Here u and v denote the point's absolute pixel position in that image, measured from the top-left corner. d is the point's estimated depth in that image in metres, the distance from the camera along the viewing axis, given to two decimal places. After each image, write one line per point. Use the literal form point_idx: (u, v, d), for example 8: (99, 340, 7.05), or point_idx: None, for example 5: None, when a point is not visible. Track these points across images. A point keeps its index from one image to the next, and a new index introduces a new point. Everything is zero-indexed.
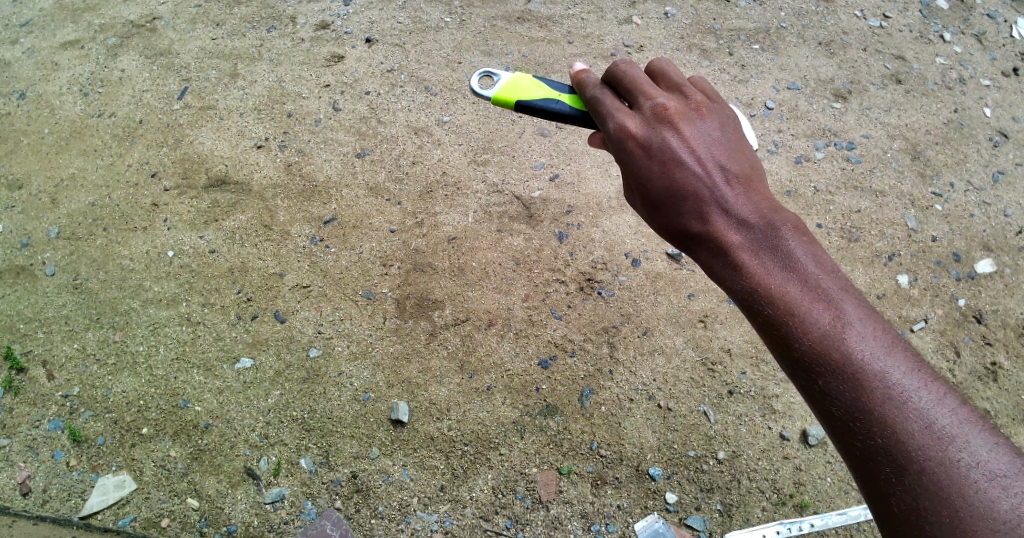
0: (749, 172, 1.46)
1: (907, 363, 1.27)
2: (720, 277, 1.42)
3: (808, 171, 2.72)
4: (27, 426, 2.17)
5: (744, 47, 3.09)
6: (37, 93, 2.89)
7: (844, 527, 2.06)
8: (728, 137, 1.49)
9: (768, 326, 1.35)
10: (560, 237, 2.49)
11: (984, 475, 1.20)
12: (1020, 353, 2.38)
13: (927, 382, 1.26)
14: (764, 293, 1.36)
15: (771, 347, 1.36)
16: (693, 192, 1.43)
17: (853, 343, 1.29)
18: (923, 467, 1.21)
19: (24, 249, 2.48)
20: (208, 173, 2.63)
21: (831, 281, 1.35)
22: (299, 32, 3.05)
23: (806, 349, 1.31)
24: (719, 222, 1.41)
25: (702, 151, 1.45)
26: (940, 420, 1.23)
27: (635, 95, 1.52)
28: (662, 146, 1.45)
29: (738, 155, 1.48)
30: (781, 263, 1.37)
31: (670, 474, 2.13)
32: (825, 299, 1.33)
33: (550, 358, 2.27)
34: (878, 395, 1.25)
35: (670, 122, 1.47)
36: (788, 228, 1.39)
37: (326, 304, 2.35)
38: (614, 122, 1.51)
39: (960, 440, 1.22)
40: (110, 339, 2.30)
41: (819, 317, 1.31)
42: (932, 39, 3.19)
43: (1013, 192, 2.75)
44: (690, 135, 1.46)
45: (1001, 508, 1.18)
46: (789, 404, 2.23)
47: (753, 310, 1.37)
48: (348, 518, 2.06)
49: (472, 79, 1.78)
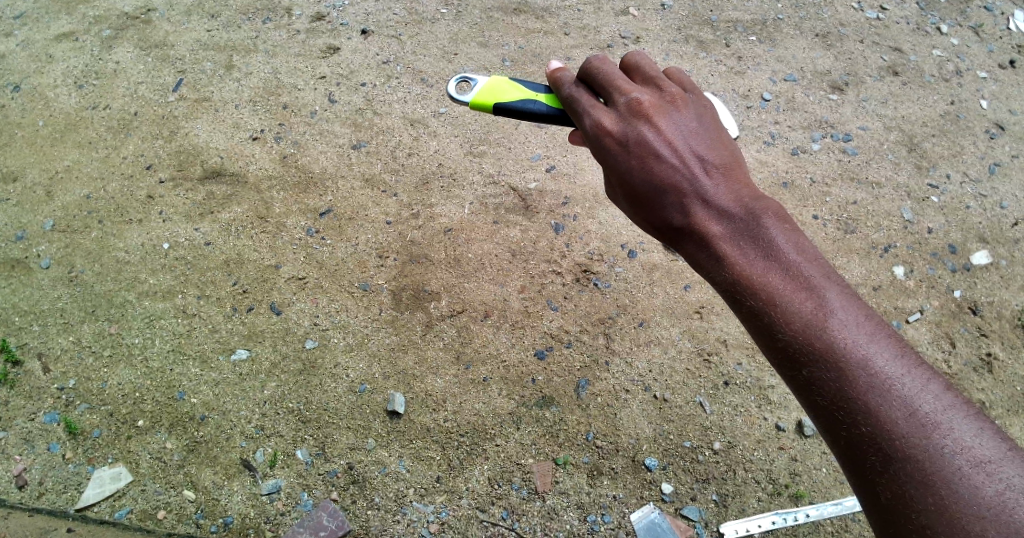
0: (730, 162, 1.45)
1: (890, 350, 1.27)
2: (704, 269, 1.42)
3: (804, 162, 2.72)
4: (23, 419, 2.16)
5: (741, 39, 3.09)
6: (31, 86, 2.88)
7: (839, 517, 2.07)
8: (706, 127, 1.48)
9: (751, 317, 1.35)
10: (556, 229, 2.49)
11: (969, 461, 1.20)
12: (1016, 345, 2.38)
13: (910, 369, 1.26)
14: (746, 283, 1.35)
15: (755, 338, 1.36)
16: (674, 185, 1.42)
17: (835, 332, 1.28)
18: (908, 455, 1.21)
19: (19, 242, 2.46)
20: (204, 165, 2.62)
21: (813, 268, 1.34)
22: (295, 23, 3.05)
23: (789, 337, 1.30)
24: (700, 213, 1.41)
25: (679, 142, 1.44)
26: (923, 406, 1.23)
27: (611, 92, 1.52)
28: (639, 140, 1.45)
29: (717, 145, 1.47)
30: (762, 252, 1.36)
31: (666, 464, 2.13)
32: (807, 288, 1.32)
33: (547, 349, 2.27)
34: (862, 383, 1.25)
35: (646, 116, 1.47)
36: (770, 216, 1.38)
37: (322, 296, 2.35)
38: (590, 120, 1.51)
39: (943, 427, 1.22)
40: (106, 331, 2.29)
41: (801, 305, 1.31)
42: (930, 31, 3.19)
43: (1009, 184, 2.75)
44: (667, 128, 1.45)
45: (987, 494, 1.18)
46: (785, 395, 2.24)
47: (736, 300, 1.36)
48: (345, 508, 2.05)
49: (447, 83, 1.76)
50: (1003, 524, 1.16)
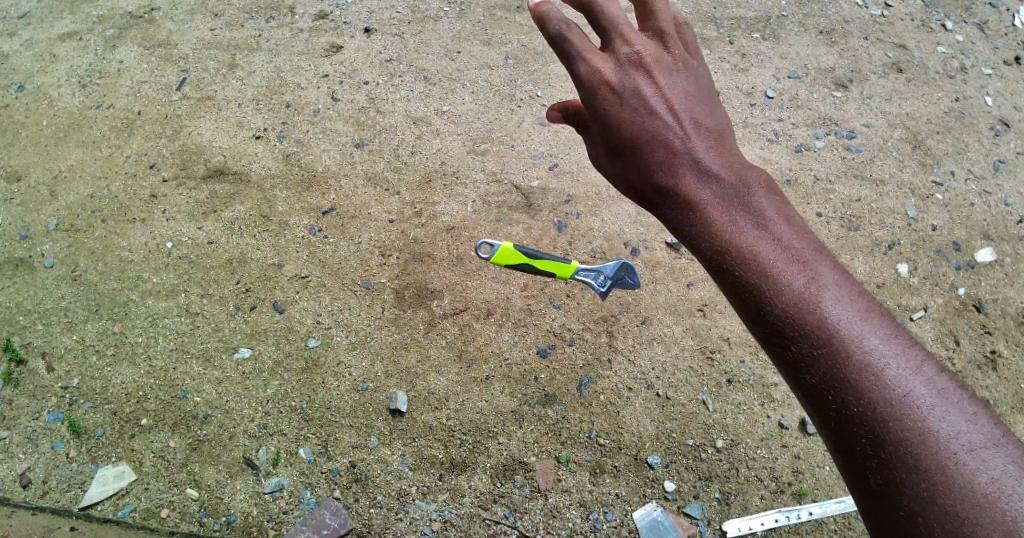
0: (722, 127, 1.41)
1: (883, 330, 1.23)
2: (686, 236, 1.36)
3: (807, 160, 2.71)
4: (27, 418, 2.17)
5: (744, 36, 3.08)
6: (35, 85, 2.88)
7: (842, 515, 2.07)
8: (702, 91, 1.44)
9: (737, 287, 1.30)
10: (559, 227, 2.49)
11: (963, 446, 1.16)
12: (1020, 342, 2.37)
13: (904, 349, 1.22)
14: (736, 254, 1.30)
15: (739, 310, 1.30)
16: (665, 146, 1.37)
17: (828, 307, 1.24)
18: (900, 439, 1.18)
19: (23, 241, 2.47)
20: (207, 164, 2.63)
21: (806, 243, 1.30)
22: (298, 22, 3.05)
23: (778, 313, 1.25)
24: (690, 177, 1.36)
25: (676, 103, 1.39)
26: (917, 389, 1.19)
27: (611, 39, 1.42)
28: (635, 93, 1.39)
29: (711, 109, 1.43)
30: (754, 222, 1.32)
31: (668, 462, 2.13)
32: (799, 261, 1.28)
33: (549, 347, 2.27)
34: (855, 362, 1.21)
35: (645, 70, 1.40)
36: (761, 185, 1.35)
37: (325, 294, 2.36)
38: (586, 66, 1.40)
39: (938, 411, 1.18)
40: (110, 330, 2.30)
41: (793, 280, 1.26)
42: (934, 28, 3.18)
43: (1014, 181, 2.74)
44: (665, 86, 1.40)
45: (981, 481, 1.14)
46: (788, 394, 2.24)
47: (723, 271, 1.31)
48: (348, 506, 2.06)
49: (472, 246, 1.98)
50: (1000, 513, 1.12)
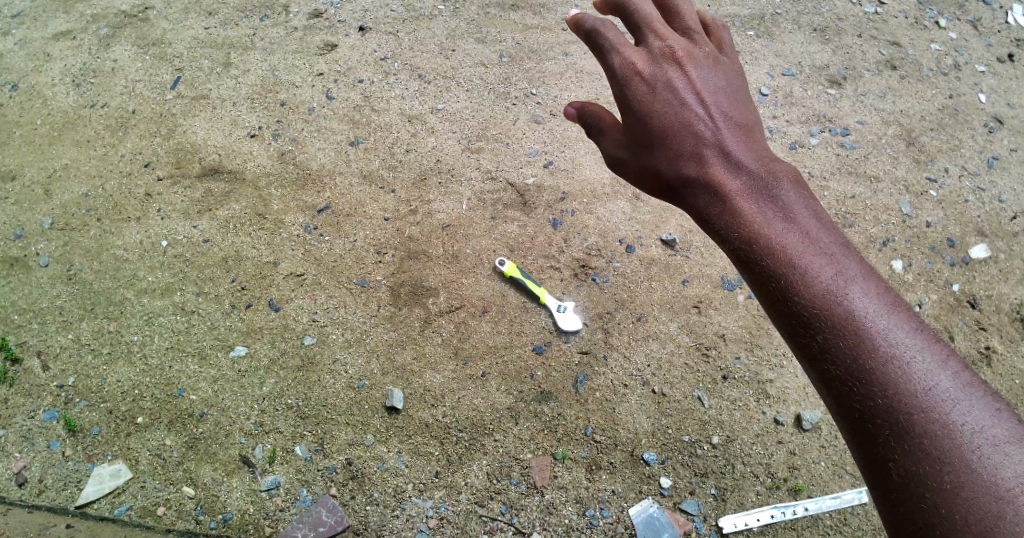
0: (750, 123, 1.42)
1: (910, 324, 1.23)
2: (712, 226, 1.36)
3: (802, 157, 2.72)
4: (23, 417, 2.16)
5: (739, 34, 3.09)
6: (29, 84, 2.87)
7: (838, 511, 2.08)
8: (733, 88, 1.45)
9: (763, 278, 1.29)
10: (554, 224, 2.49)
11: (987, 440, 1.15)
12: (1014, 338, 2.38)
13: (929, 344, 1.21)
14: (762, 244, 1.29)
15: (764, 302, 1.29)
16: (694, 138, 1.38)
17: (855, 298, 1.23)
18: (924, 432, 1.17)
19: (18, 240, 2.47)
20: (202, 162, 2.63)
21: (834, 236, 1.29)
22: (293, 21, 3.05)
23: (805, 304, 1.24)
24: (716, 169, 1.37)
25: (706, 95, 1.41)
26: (942, 383, 1.18)
27: (646, 34, 1.46)
28: (666, 85, 1.41)
29: (740, 105, 1.44)
30: (781, 214, 1.31)
31: (664, 458, 2.13)
32: (827, 253, 1.27)
33: (545, 344, 2.28)
34: (881, 354, 1.20)
35: (677, 64, 1.43)
36: (788, 179, 1.34)
37: (320, 292, 2.35)
38: (619, 57, 1.43)
39: (962, 405, 1.17)
40: (105, 329, 2.29)
41: (821, 271, 1.26)
42: (928, 25, 3.19)
43: (1007, 178, 2.75)
44: (697, 79, 1.42)
45: (1005, 476, 1.13)
46: (783, 389, 2.24)
47: (749, 261, 1.30)
48: (344, 504, 2.05)
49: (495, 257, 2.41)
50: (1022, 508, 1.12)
